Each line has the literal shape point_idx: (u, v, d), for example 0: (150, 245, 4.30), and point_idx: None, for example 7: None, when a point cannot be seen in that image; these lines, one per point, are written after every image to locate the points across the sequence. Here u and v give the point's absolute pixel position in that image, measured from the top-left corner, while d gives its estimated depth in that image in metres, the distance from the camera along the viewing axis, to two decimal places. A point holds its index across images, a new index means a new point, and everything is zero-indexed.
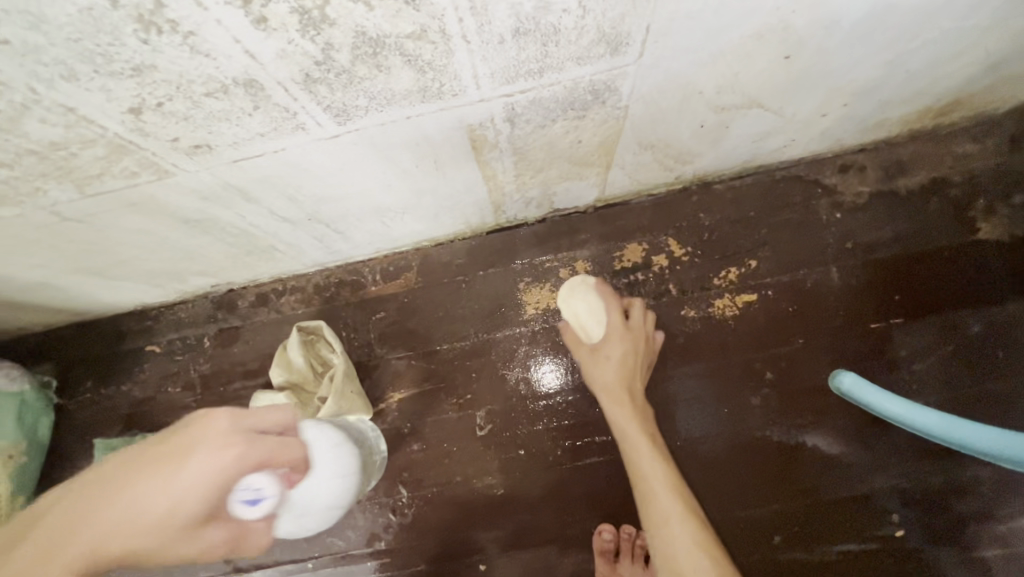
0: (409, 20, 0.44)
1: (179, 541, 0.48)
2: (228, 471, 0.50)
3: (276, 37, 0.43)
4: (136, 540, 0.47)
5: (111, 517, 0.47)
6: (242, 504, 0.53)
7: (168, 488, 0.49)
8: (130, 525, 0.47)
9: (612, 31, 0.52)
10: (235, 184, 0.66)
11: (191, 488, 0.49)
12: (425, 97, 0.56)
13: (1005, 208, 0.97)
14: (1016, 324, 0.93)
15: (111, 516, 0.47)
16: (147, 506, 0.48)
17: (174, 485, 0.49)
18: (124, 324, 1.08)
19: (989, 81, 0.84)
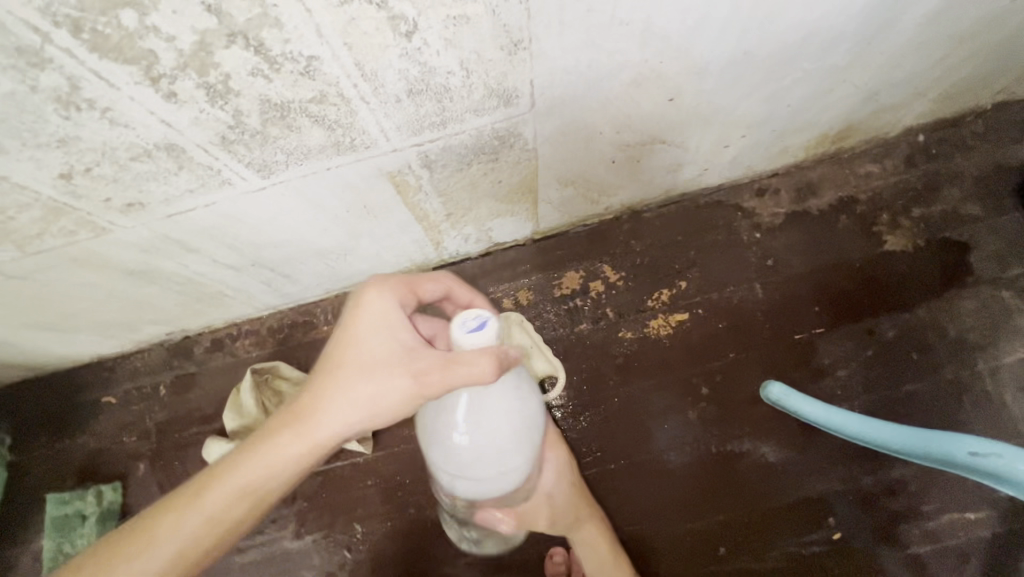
0: (308, 87, 0.51)
1: (375, 393, 0.61)
2: (400, 292, 0.66)
3: (187, 108, 0.49)
4: (335, 406, 0.63)
5: (311, 394, 0.64)
6: (469, 331, 0.56)
7: (358, 352, 0.63)
8: (325, 392, 0.63)
9: (499, 87, 0.59)
10: (173, 236, 0.71)
11: (383, 343, 0.63)
12: (340, 150, 0.62)
13: (908, 221, 1.05)
14: (926, 328, 1.00)
15: (337, 380, 0.63)
16: (330, 376, 0.64)
17: (366, 339, 0.64)
18: (79, 377, 1.10)
19: (871, 109, 0.93)
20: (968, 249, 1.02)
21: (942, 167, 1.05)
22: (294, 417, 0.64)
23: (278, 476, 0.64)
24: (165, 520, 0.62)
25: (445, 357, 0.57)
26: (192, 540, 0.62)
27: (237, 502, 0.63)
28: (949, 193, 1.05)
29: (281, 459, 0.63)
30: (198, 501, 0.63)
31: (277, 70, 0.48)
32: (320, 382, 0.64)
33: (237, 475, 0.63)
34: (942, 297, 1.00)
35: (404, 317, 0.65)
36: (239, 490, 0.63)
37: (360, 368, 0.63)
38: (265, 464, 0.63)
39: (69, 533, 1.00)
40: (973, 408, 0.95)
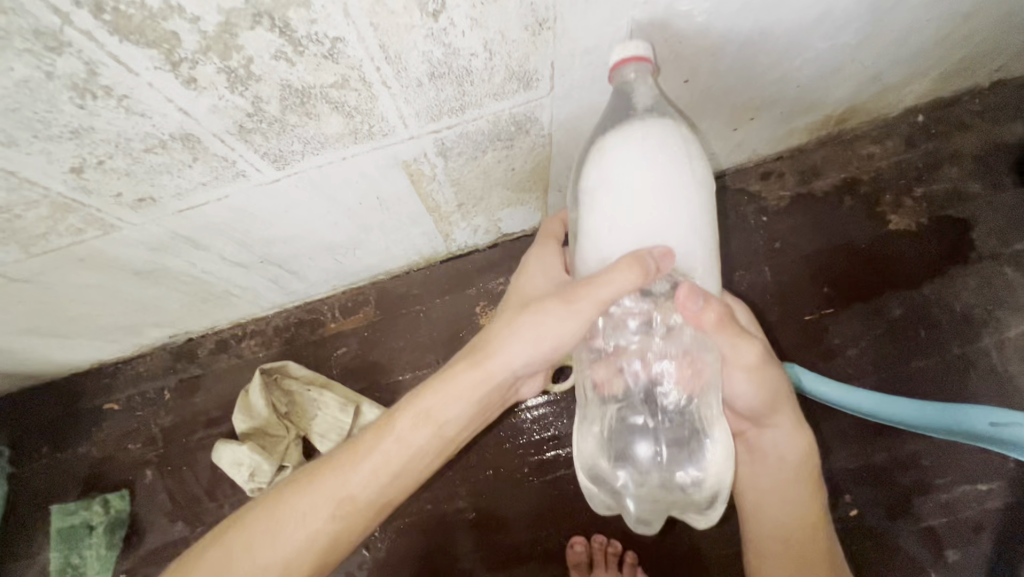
0: (330, 71, 0.49)
1: (547, 325, 0.61)
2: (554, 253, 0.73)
3: (206, 95, 0.48)
4: (506, 343, 0.64)
5: (488, 337, 0.66)
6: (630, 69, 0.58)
7: (528, 300, 0.66)
8: (500, 330, 0.65)
9: (521, 69, 0.58)
10: (182, 233, 0.69)
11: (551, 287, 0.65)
12: (357, 138, 0.61)
13: (910, 200, 1.06)
14: (932, 305, 1.01)
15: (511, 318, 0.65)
16: (504, 320, 0.65)
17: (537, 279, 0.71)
18: (79, 384, 1.07)
19: (875, 89, 0.94)
20: (969, 226, 1.03)
21: (941, 146, 1.07)
22: (470, 352, 0.66)
23: (457, 411, 0.65)
24: (357, 450, 0.64)
25: (591, 282, 0.57)
26: (383, 468, 0.63)
27: (422, 436, 0.64)
28: (949, 171, 1.06)
29: (462, 392, 0.65)
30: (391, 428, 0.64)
31: (301, 53, 0.46)
32: (498, 326, 0.66)
33: (422, 410, 0.64)
34: (946, 274, 1.02)
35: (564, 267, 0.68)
36: (424, 422, 0.64)
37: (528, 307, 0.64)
38: (447, 397, 0.64)
39: (77, 544, 0.98)
40: (980, 382, 0.97)
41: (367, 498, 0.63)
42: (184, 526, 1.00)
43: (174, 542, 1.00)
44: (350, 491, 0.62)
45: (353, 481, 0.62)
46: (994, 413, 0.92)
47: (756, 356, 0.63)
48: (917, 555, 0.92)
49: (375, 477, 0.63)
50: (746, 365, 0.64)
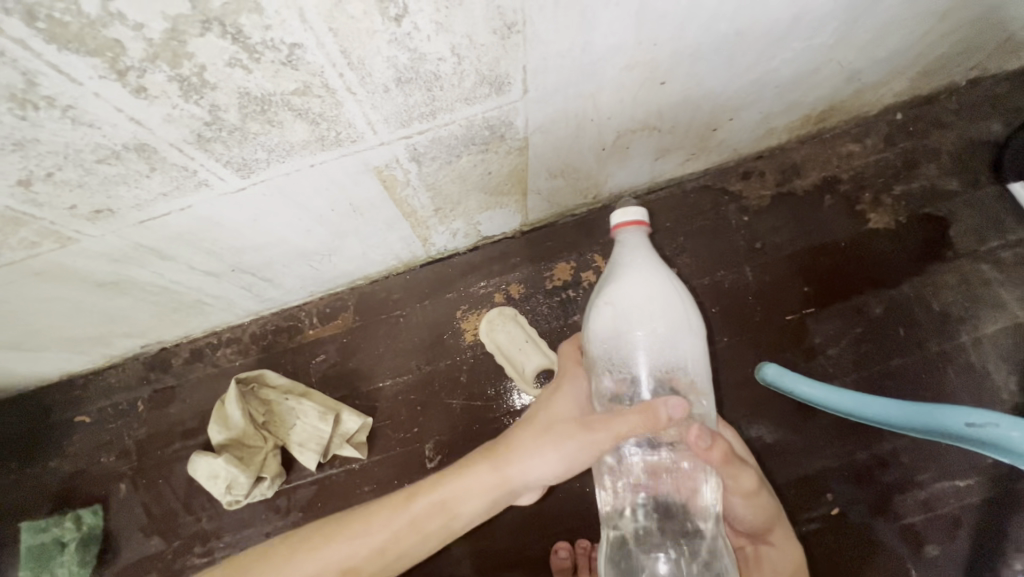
0: (290, 78, 0.47)
1: (568, 445, 0.60)
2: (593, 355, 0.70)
3: (159, 104, 0.45)
4: (530, 451, 0.62)
5: (512, 441, 0.64)
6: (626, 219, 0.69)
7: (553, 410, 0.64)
8: (525, 438, 0.63)
9: (492, 73, 0.56)
10: (146, 244, 0.67)
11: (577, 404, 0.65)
12: (325, 145, 0.59)
13: (890, 198, 1.06)
14: (911, 303, 1.02)
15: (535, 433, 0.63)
16: (532, 428, 0.64)
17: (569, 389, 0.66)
18: (48, 396, 1.04)
19: (854, 88, 0.94)
20: (947, 224, 1.04)
21: (919, 144, 1.07)
22: (495, 452, 0.63)
23: (470, 512, 0.62)
24: (369, 520, 0.62)
25: (613, 416, 0.58)
26: (390, 548, 0.61)
27: (433, 527, 0.61)
28: (927, 169, 1.07)
29: (480, 494, 0.62)
30: (407, 505, 0.62)
31: (257, 60, 0.44)
32: (522, 430, 0.64)
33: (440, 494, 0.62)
34: (925, 272, 1.03)
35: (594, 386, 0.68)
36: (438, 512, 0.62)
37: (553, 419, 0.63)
38: (466, 494, 0.62)
39: (48, 561, 0.95)
40: (958, 378, 0.98)
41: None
42: (161, 541, 0.98)
43: (150, 557, 0.97)
44: (351, 563, 0.60)
45: (354, 555, 0.60)
46: (969, 412, 0.72)
47: (752, 485, 0.63)
48: (899, 552, 0.93)
49: (375, 558, 0.60)
50: (742, 493, 0.64)
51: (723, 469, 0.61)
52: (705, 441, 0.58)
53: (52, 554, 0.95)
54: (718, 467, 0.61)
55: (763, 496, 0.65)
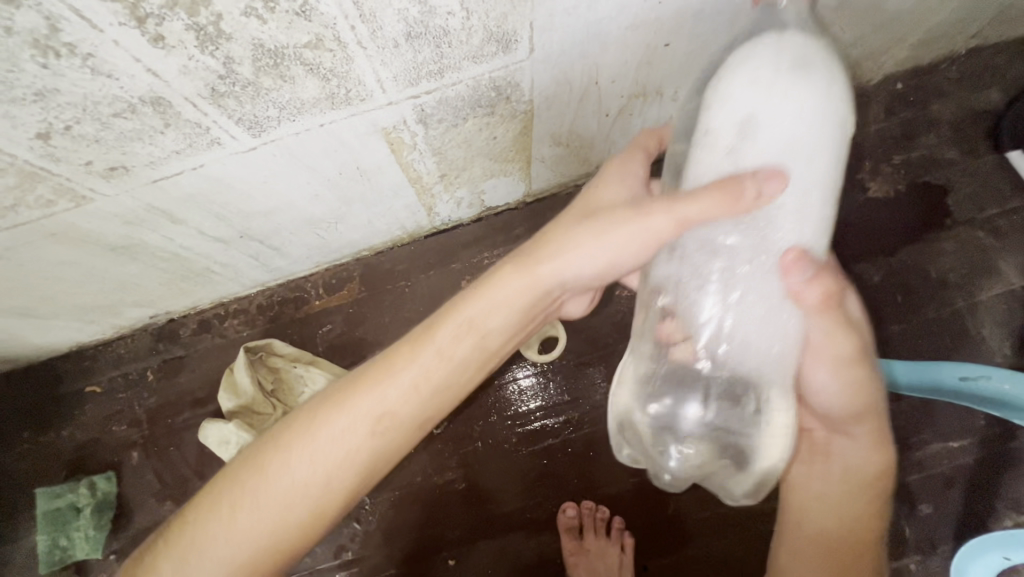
0: (304, 30, 0.48)
1: (615, 234, 0.57)
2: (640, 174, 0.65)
3: (176, 54, 0.46)
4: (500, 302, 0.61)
5: (489, 295, 0.61)
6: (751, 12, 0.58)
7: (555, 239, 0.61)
8: (506, 284, 0.60)
9: (500, 30, 0.57)
10: (158, 206, 0.68)
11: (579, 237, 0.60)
12: (334, 103, 0.60)
13: (889, 168, 1.07)
14: (908, 271, 1.03)
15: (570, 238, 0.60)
16: (511, 273, 0.61)
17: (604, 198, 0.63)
18: (59, 367, 1.05)
19: (855, 56, 0.94)
20: (944, 193, 1.05)
21: (918, 114, 1.08)
22: (519, 258, 0.61)
23: (455, 367, 0.60)
24: (355, 402, 0.58)
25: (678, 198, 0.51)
26: (389, 422, 0.58)
27: (424, 390, 0.59)
28: (926, 139, 1.08)
29: (471, 344, 0.60)
30: (389, 386, 0.58)
31: (272, 9, 0.45)
32: (498, 282, 0.61)
33: (414, 376, 0.59)
34: (923, 240, 1.04)
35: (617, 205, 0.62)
36: (429, 374, 0.59)
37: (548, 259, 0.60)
38: (454, 346, 0.60)
39: (64, 526, 0.97)
40: (953, 343, 1.00)
41: (377, 448, 0.58)
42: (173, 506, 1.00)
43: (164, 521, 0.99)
44: (386, 408, 0.58)
45: (354, 434, 0.57)
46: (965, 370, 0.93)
47: (849, 349, 0.57)
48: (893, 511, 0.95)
49: (379, 430, 0.57)
50: (837, 358, 0.58)
51: (818, 319, 0.55)
52: (808, 271, 0.51)
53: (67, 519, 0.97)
54: (817, 308, 0.53)
55: (864, 366, 0.60)
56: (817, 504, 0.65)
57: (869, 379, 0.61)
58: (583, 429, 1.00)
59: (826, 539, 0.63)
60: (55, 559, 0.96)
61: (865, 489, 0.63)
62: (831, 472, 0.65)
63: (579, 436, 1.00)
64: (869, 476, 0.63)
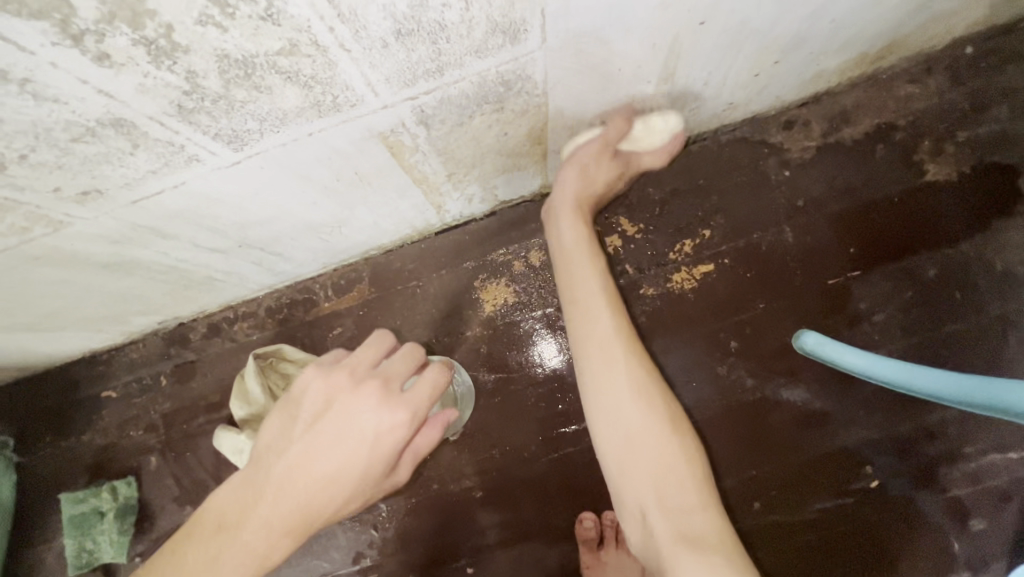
0: (273, 35, 0.41)
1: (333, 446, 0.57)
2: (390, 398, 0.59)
3: (127, 72, 0.40)
4: (325, 454, 0.57)
5: (290, 452, 0.57)
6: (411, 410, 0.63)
7: (330, 417, 0.58)
8: (298, 444, 0.58)
9: (505, 20, 0.49)
10: (143, 223, 0.63)
11: (333, 398, 0.60)
12: (322, 111, 0.53)
13: (952, 147, 0.95)
14: (970, 264, 0.93)
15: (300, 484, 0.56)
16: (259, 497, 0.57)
17: (345, 414, 0.58)
18: (75, 372, 1.05)
19: (921, 20, 0.82)
20: (1017, 174, 0.93)
21: (992, 82, 0.95)
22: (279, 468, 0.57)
23: (317, 483, 0.56)
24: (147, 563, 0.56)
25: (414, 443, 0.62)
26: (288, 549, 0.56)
27: (302, 516, 0.56)
28: (998, 112, 0.94)
29: (333, 498, 0.57)
30: (256, 510, 0.56)
31: (231, 15, 0.38)
32: (293, 443, 0.58)
33: (291, 500, 0.56)
34: (989, 230, 0.93)
35: (382, 378, 0.60)
36: (287, 491, 0.56)
37: (353, 439, 0.58)
38: (309, 490, 0.56)
39: (89, 530, 0.98)
40: (1019, 345, 0.90)
41: None
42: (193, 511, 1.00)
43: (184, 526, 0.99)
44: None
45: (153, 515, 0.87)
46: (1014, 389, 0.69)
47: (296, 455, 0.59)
48: (941, 526, 0.89)
49: None
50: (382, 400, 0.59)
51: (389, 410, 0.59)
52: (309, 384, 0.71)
53: (92, 523, 0.98)
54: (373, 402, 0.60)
55: (582, 261, 0.79)
56: (613, 439, 0.68)
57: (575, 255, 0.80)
58: None
59: (654, 455, 0.66)
60: (83, 562, 0.97)
61: (640, 394, 0.69)
62: (609, 378, 0.70)
63: None
64: (638, 366, 0.71)
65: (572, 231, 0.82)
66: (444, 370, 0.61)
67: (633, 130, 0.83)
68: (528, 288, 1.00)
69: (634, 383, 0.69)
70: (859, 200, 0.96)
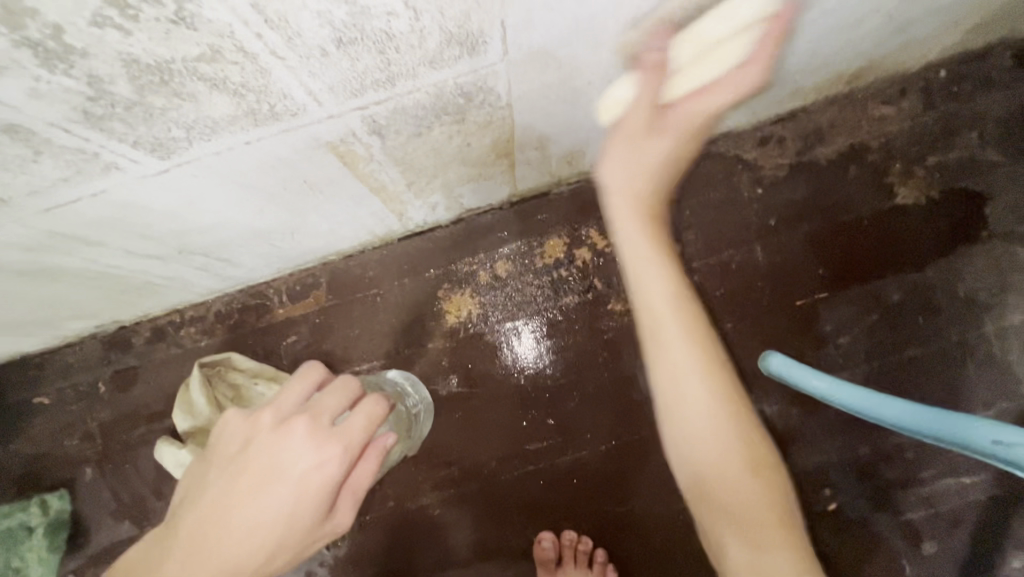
0: (189, 41, 0.36)
1: (258, 491, 0.50)
2: (314, 431, 0.53)
3: (14, 75, 0.35)
4: (247, 501, 0.50)
5: (205, 498, 0.51)
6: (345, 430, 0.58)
7: (252, 461, 0.52)
8: (212, 490, 0.51)
9: (461, 31, 0.45)
10: (62, 231, 0.57)
11: (251, 438, 0.54)
12: (258, 120, 0.48)
13: (922, 171, 0.95)
14: (934, 290, 0.93)
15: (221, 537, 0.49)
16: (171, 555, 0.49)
17: (272, 450, 0.52)
18: (5, 376, 0.98)
19: (898, 43, 0.81)
20: (983, 200, 0.93)
21: (963, 107, 0.94)
22: (195, 521, 0.50)
23: (242, 535, 0.49)
24: None
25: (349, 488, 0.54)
26: None
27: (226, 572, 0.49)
28: (968, 137, 0.94)
29: (254, 548, 0.49)
30: (161, 570, 0.49)
31: (134, 18, 0.33)
32: (210, 486, 0.52)
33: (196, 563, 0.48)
34: (954, 256, 0.93)
35: (311, 411, 0.54)
36: (203, 548, 0.49)
37: (275, 480, 0.51)
38: (225, 544, 0.49)
39: (14, 546, 0.90)
40: (977, 372, 0.91)
41: None
42: (130, 528, 0.94)
43: (120, 542, 0.93)
44: None
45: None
46: (990, 428, 0.65)
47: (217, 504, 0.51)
48: (894, 549, 0.89)
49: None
50: (309, 433, 0.53)
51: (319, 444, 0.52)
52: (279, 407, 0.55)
53: (17, 539, 0.90)
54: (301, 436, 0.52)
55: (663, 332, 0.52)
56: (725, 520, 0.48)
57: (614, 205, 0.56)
58: (568, 454, 0.93)
59: (748, 503, 0.48)
60: None
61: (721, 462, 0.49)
62: (679, 410, 0.50)
63: (564, 462, 0.93)
64: (717, 392, 0.50)
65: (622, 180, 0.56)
66: (382, 402, 0.56)
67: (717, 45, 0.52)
68: (493, 300, 0.97)
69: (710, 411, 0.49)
70: (830, 222, 0.95)
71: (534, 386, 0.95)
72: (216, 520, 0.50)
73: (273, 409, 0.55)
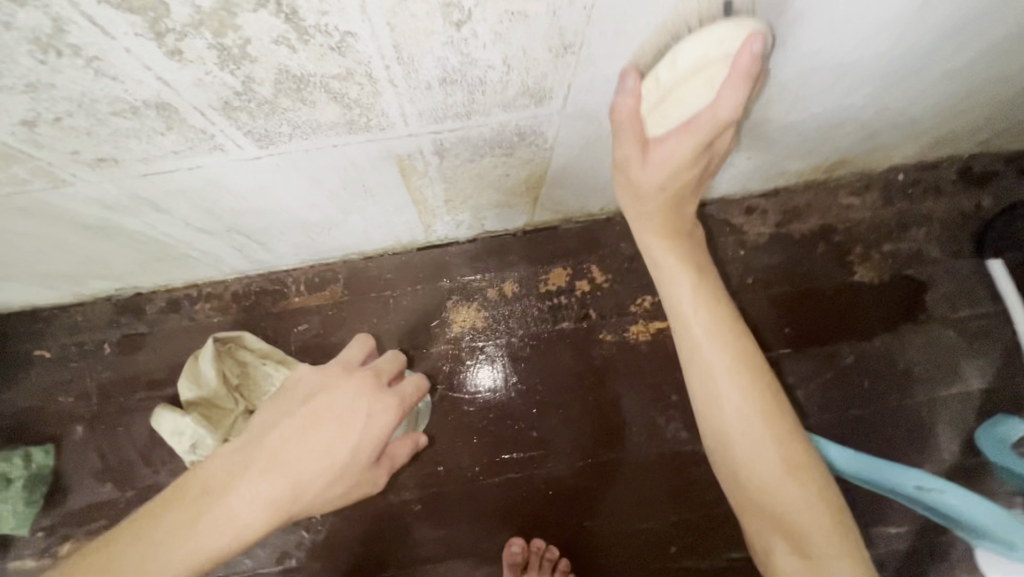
0: (335, 63, 0.45)
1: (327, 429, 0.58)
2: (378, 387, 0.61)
3: (192, 68, 0.42)
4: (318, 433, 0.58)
5: (283, 425, 0.58)
6: None
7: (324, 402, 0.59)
8: (289, 419, 0.59)
9: (536, 86, 0.55)
10: (143, 195, 0.63)
11: (324, 385, 0.61)
12: (351, 129, 0.57)
13: (877, 256, 1.10)
14: (878, 359, 1.07)
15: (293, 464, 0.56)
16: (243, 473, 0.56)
17: (339, 392, 0.60)
18: (8, 325, 0.99)
19: (868, 147, 0.96)
20: (924, 288, 1.09)
21: (915, 207, 1.11)
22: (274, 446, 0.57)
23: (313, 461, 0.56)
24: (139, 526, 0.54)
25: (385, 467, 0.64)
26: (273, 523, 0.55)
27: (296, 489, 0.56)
28: (916, 232, 1.11)
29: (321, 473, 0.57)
30: (238, 483, 0.55)
31: (306, 42, 0.42)
32: (287, 416, 0.59)
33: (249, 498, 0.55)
34: (897, 332, 1.07)
35: (374, 370, 0.63)
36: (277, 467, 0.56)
37: (346, 420, 0.58)
38: (297, 468, 0.56)
39: None
40: (907, 435, 1.04)
41: None
42: (113, 489, 0.95)
43: (101, 503, 0.95)
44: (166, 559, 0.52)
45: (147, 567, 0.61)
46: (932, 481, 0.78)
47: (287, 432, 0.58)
48: None
49: None
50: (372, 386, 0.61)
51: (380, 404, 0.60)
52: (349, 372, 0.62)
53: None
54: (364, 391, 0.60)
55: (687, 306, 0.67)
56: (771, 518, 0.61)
57: (683, 282, 0.68)
58: (546, 466, 1.00)
59: (781, 502, 0.59)
60: None
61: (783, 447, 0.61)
62: (725, 406, 0.63)
63: (542, 473, 1.00)
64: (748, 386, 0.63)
65: (668, 261, 0.68)
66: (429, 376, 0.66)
67: (683, 86, 0.50)
68: (496, 316, 1.05)
69: (758, 450, 0.61)
70: (797, 288, 1.09)
71: (522, 399, 1.03)
72: (289, 447, 0.57)
73: (338, 363, 0.63)
